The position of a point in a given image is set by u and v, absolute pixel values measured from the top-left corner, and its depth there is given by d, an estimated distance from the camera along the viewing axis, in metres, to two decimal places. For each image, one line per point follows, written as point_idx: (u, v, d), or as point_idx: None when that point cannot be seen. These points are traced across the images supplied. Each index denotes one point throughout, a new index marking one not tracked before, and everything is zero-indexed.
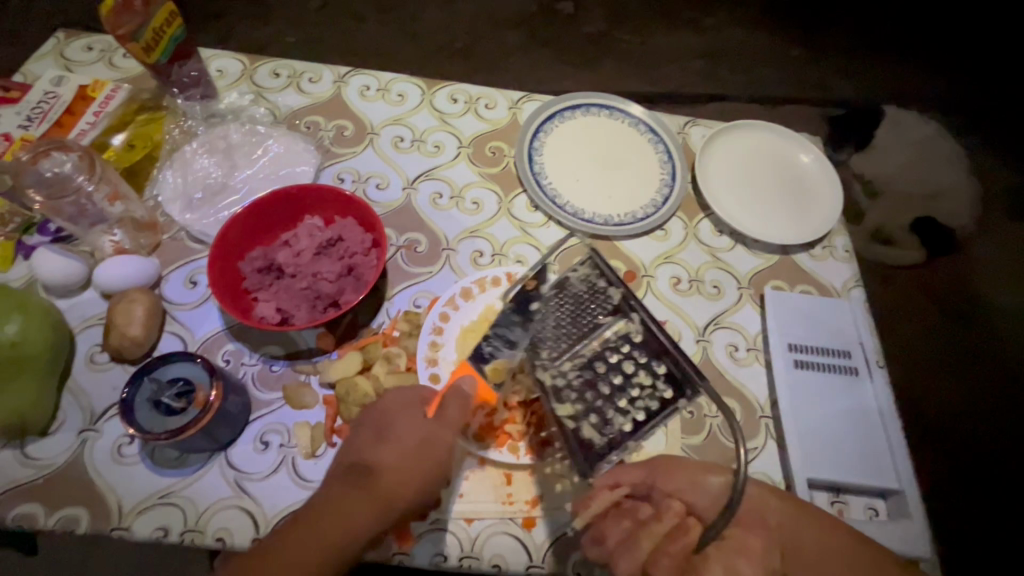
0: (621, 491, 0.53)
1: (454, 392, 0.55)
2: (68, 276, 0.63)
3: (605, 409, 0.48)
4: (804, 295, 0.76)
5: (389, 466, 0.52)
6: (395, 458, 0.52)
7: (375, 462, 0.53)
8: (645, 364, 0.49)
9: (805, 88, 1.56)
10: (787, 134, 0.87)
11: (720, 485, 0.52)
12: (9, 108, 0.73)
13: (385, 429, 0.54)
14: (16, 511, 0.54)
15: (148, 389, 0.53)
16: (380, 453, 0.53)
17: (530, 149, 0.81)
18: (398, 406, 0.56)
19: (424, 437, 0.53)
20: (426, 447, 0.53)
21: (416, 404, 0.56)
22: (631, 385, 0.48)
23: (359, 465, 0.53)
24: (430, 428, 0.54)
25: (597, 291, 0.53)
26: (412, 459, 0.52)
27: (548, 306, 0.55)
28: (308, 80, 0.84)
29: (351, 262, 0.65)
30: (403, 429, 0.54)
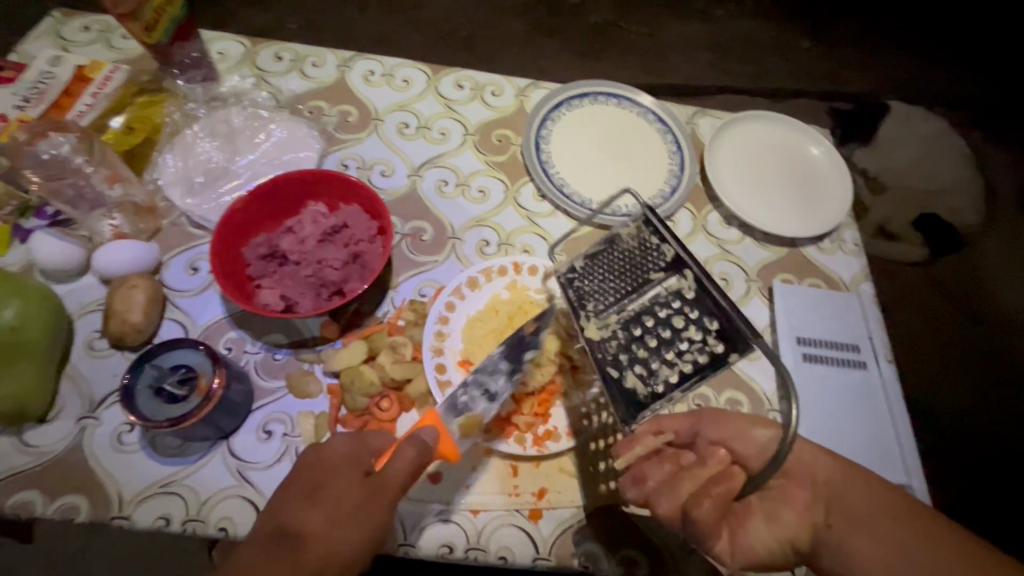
0: (664, 437, 0.54)
1: (410, 438, 0.48)
2: (67, 260, 0.62)
3: (652, 361, 0.50)
4: (813, 289, 0.75)
5: (323, 527, 0.46)
6: (324, 520, 0.46)
7: (300, 525, 0.46)
8: (695, 320, 0.50)
9: (811, 82, 1.55)
10: (797, 126, 0.86)
11: (768, 438, 0.53)
12: (5, 88, 0.71)
13: (317, 486, 0.48)
14: (14, 499, 0.53)
15: (149, 376, 0.52)
16: (305, 514, 0.47)
17: (537, 137, 0.80)
18: (337, 461, 0.50)
19: (359, 503, 0.47)
20: (353, 522, 0.46)
21: (359, 464, 0.50)
22: (680, 338, 0.49)
23: (286, 529, 0.46)
24: (367, 489, 0.47)
25: (649, 248, 0.56)
26: (336, 528, 0.46)
27: (601, 263, 0.58)
28: (311, 64, 0.83)
29: (356, 249, 0.64)
30: (336, 492, 0.47)
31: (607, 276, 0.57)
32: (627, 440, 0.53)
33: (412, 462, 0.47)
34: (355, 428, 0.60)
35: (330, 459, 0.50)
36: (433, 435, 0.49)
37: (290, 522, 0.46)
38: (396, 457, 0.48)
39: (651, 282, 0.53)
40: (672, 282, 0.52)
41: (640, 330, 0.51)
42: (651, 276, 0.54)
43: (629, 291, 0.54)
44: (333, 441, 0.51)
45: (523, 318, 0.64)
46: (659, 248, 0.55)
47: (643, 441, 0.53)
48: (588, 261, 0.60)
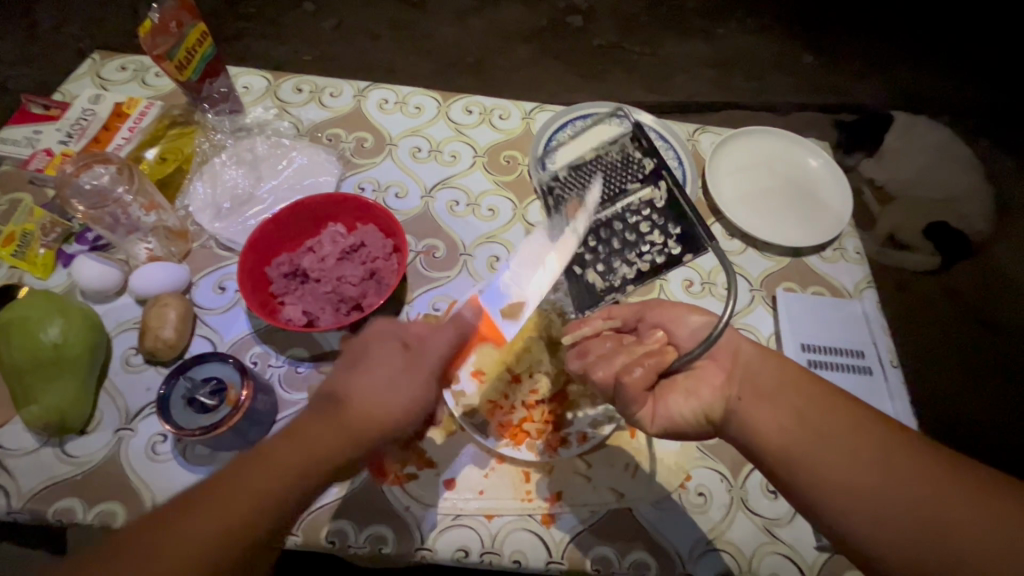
0: (611, 323, 0.60)
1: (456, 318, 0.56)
2: (105, 282, 0.66)
3: (611, 260, 0.60)
4: (816, 297, 0.77)
5: (372, 390, 0.48)
6: (366, 389, 0.49)
7: (350, 393, 0.48)
8: (661, 226, 0.58)
9: (813, 96, 1.58)
10: (796, 140, 0.89)
11: (700, 323, 0.57)
12: (51, 126, 0.77)
13: (360, 359, 0.51)
14: (55, 507, 0.56)
15: (182, 387, 0.55)
16: (354, 383, 0.49)
17: (543, 157, 0.84)
18: (375, 340, 0.52)
19: (398, 372, 0.50)
20: (401, 386, 0.49)
21: (397, 339, 0.52)
22: (649, 232, 0.58)
23: (338, 395, 0.48)
24: (406, 364, 0.51)
25: (632, 162, 0.62)
26: (388, 387, 0.49)
27: (581, 172, 0.65)
28: (329, 95, 0.88)
29: (373, 266, 0.67)
30: (381, 363, 0.50)
31: (589, 181, 0.63)
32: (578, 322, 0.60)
33: (447, 344, 0.53)
34: None
35: (367, 339, 0.52)
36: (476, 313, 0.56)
37: (339, 391, 0.49)
38: (432, 337, 0.53)
39: (628, 192, 0.60)
40: (647, 191, 0.59)
41: (606, 232, 0.59)
42: (629, 186, 0.61)
43: (607, 198, 0.60)
44: (376, 324, 0.54)
45: (534, 329, 0.67)
46: (641, 161, 0.61)
47: (592, 325, 0.59)
48: (570, 172, 0.66)
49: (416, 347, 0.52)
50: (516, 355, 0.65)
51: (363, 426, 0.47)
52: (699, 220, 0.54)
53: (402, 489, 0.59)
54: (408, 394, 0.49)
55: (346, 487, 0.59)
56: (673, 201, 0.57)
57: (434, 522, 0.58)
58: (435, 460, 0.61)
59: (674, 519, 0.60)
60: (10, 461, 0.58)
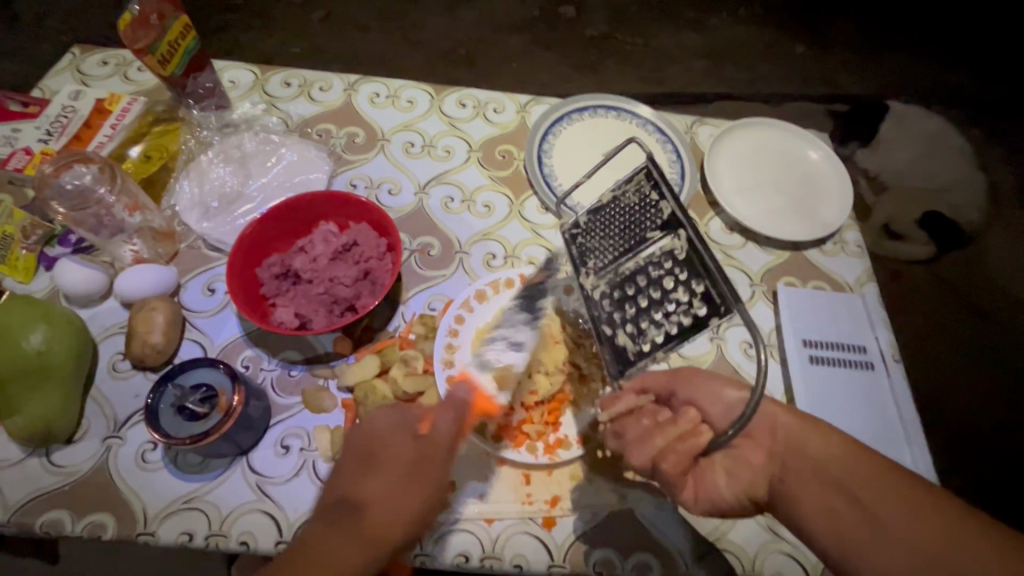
0: (646, 396, 0.57)
1: (455, 400, 0.59)
2: (89, 286, 0.64)
3: (640, 320, 0.51)
4: (818, 291, 0.76)
5: (382, 496, 0.51)
6: (388, 486, 0.51)
7: (363, 496, 0.51)
8: (685, 282, 0.47)
9: (809, 86, 1.56)
10: (796, 132, 0.88)
11: (737, 398, 0.55)
12: (29, 123, 0.74)
13: (373, 455, 0.53)
14: (42, 519, 0.55)
15: (171, 395, 0.54)
16: (366, 487, 0.51)
17: (540, 151, 0.82)
18: (384, 434, 0.54)
19: (408, 470, 0.52)
20: (412, 490, 0.51)
21: (406, 429, 0.54)
22: (672, 292, 0.48)
23: (351, 499, 0.51)
24: (418, 454, 0.53)
25: (650, 204, 0.52)
26: (399, 490, 0.51)
27: (600, 218, 0.59)
28: (318, 89, 0.86)
29: (367, 266, 0.65)
30: (393, 461, 0.53)
31: (609, 231, 0.57)
32: (611, 398, 0.56)
33: (452, 425, 0.56)
34: None
35: (375, 432, 0.54)
36: (466, 390, 0.60)
37: (359, 489, 0.52)
38: (437, 423, 0.55)
39: (647, 242, 0.52)
40: (666, 241, 0.49)
41: (631, 288, 0.52)
42: (648, 234, 0.52)
43: (626, 251, 0.54)
44: (377, 415, 0.55)
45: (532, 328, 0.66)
46: (658, 205, 0.51)
47: (624, 400, 0.56)
48: (591, 214, 0.60)
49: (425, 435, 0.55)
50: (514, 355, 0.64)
51: (381, 532, 0.49)
52: (721, 272, 0.43)
53: None
54: (417, 495, 0.51)
55: None
56: (694, 249, 0.45)
57: (433, 527, 0.57)
58: None
59: (677, 519, 0.59)
60: None
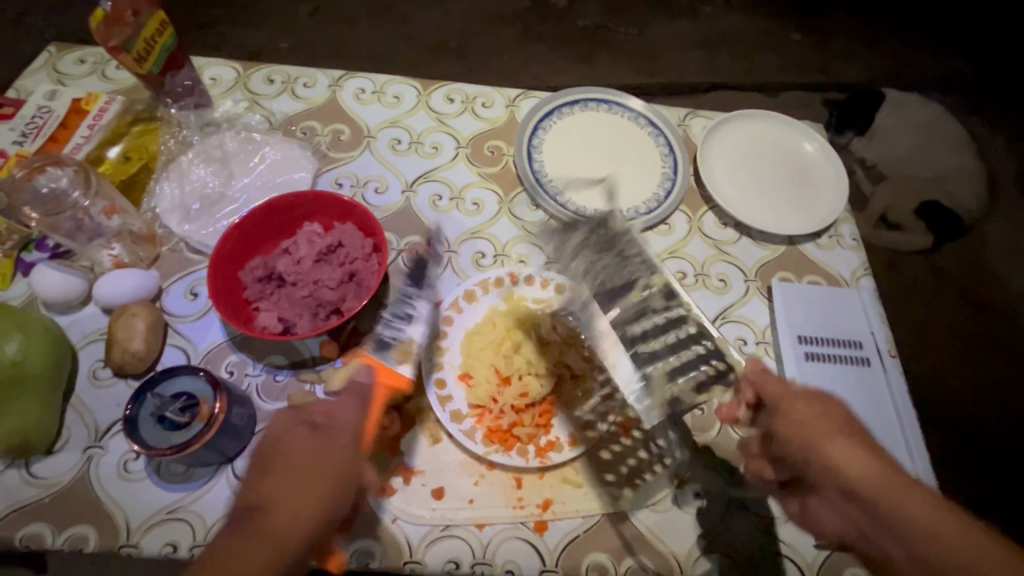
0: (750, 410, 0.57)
1: (353, 385, 0.54)
2: (67, 292, 0.62)
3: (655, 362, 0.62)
4: (813, 286, 0.75)
5: (283, 493, 0.45)
6: (280, 483, 0.46)
7: (268, 493, 0.45)
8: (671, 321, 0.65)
9: (804, 75, 1.54)
10: (791, 123, 0.86)
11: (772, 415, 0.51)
12: (4, 125, 0.72)
13: (269, 459, 0.48)
14: (23, 532, 0.53)
15: (151, 405, 0.52)
16: (268, 483, 0.46)
17: (529, 147, 0.81)
18: (277, 433, 0.49)
19: (322, 448, 0.48)
20: (327, 463, 0.47)
21: (305, 419, 0.50)
22: (676, 331, 0.65)
23: (246, 506, 0.45)
24: (318, 439, 0.48)
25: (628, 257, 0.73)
26: (306, 482, 0.46)
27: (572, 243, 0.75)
28: (302, 85, 0.84)
29: (352, 268, 0.64)
30: (292, 452, 0.47)
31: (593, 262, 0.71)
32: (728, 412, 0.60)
33: (359, 403, 0.52)
34: None
35: (274, 437, 0.49)
36: (365, 371, 0.57)
37: (262, 494, 0.45)
38: (341, 403, 0.51)
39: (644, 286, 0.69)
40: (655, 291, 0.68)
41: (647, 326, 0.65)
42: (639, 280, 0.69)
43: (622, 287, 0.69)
44: (273, 420, 0.50)
45: (521, 330, 0.64)
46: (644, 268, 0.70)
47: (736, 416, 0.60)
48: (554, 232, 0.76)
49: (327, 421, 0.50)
50: (504, 357, 0.63)
51: (293, 524, 0.43)
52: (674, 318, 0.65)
53: (388, 500, 0.57)
54: (329, 474, 0.47)
55: None
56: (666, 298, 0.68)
57: (423, 534, 0.56)
58: (423, 468, 0.59)
59: (672, 521, 0.59)
60: None
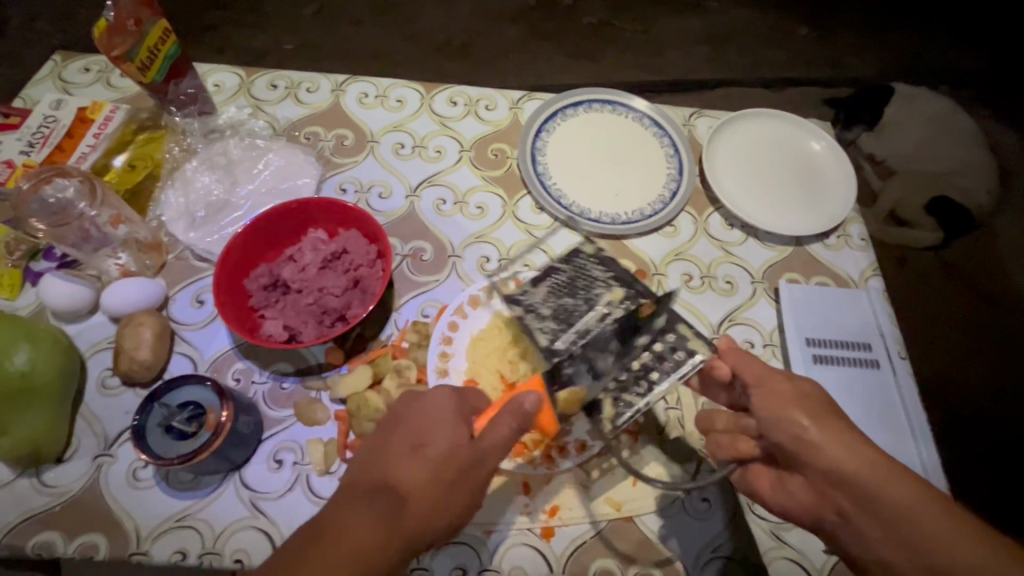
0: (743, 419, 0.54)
1: (516, 408, 0.47)
2: (74, 301, 0.63)
3: (597, 362, 0.54)
4: (820, 288, 0.74)
5: (419, 487, 0.45)
6: (426, 480, 0.45)
7: (404, 491, 0.45)
8: (653, 333, 0.55)
9: (811, 71, 1.52)
10: (798, 122, 0.85)
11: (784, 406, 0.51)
12: (11, 135, 0.73)
13: (421, 439, 0.47)
14: (35, 540, 0.54)
15: (158, 415, 0.52)
16: (412, 479, 0.46)
17: (533, 149, 0.81)
18: (447, 414, 0.48)
19: (456, 458, 0.46)
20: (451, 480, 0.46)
21: (464, 423, 0.48)
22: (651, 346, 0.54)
23: (380, 485, 0.46)
24: (472, 455, 0.46)
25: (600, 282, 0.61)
26: (444, 489, 0.45)
27: (545, 289, 0.64)
28: (305, 90, 0.84)
29: (356, 274, 0.64)
30: (451, 453, 0.46)
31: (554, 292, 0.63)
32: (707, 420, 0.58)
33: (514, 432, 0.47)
34: None
35: (434, 416, 0.48)
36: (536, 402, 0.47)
37: (392, 475, 0.46)
38: (497, 423, 0.47)
39: (603, 299, 0.59)
40: (625, 304, 0.57)
41: (609, 341, 0.55)
42: (602, 297, 0.59)
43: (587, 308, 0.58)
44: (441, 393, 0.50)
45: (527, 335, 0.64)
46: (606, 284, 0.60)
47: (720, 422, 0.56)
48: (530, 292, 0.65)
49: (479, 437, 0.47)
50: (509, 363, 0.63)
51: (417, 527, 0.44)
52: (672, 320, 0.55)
53: None
54: (445, 493, 0.45)
55: None
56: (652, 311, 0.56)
57: None
58: None
59: (678, 526, 0.58)
60: None
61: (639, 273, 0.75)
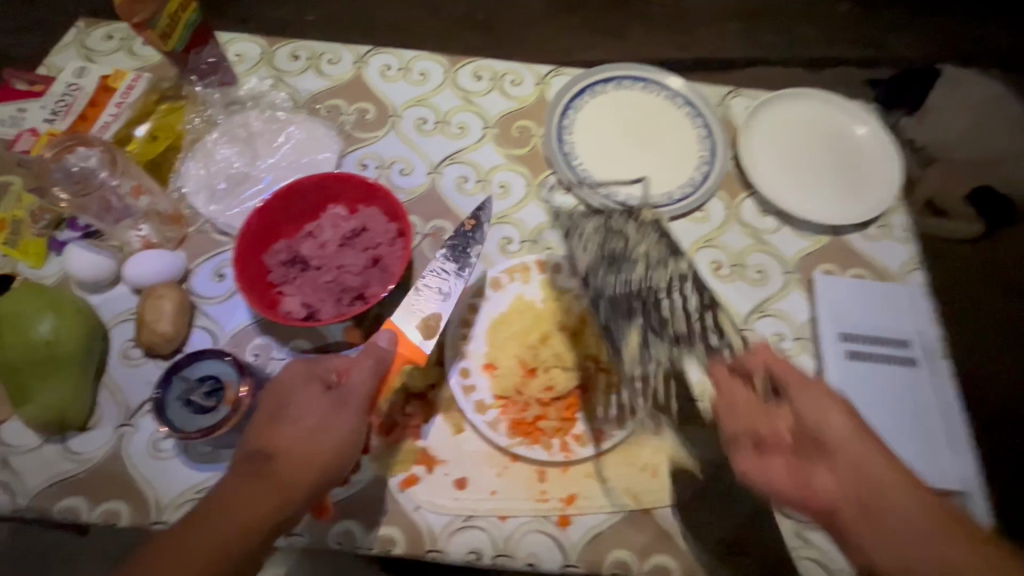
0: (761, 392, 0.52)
1: (370, 347, 0.53)
2: (97, 272, 0.63)
3: (642, 314, 0.63)
4: (857, 280, 0.71)
5: (292, 440, 0.48)
6: (295, 435, 0.49)
7: (283, 445, 0.48)
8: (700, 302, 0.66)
9: (853, 51, 1.44)
10: (842, 104, 0.80)
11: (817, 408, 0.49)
12: (35, 103, 0.72)
13: (283, 404, 0.50)
14: (60, 504, 0.55)
15: (178, 389, 0.53)
16: (285, 434, 0.49)
17: (559, 128, 0.78)
18: (294, 380, 0.51)
19: (327, 411, 0.50)
20: (330, 422, 0.49)
21: (318, 379, 0.51)
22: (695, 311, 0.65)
23: (261, 450, 0.48)
24: (332, 404, 0.50)
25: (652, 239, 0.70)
26: (319, 432, 0.49)
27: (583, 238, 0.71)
28: (327, 62, 0.82)
29: (376, 253, 0.63)
30: (306, 407, 0.50)
31: (595, 242, 0.70)
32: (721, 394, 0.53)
33: (373, 372, 0.52)
34: (381, 433, 0.59)
35: (286, 384, 0.51)
36: (391, 339, 0.54)
37: (270, 442, 0.48)
38: (354, 373, 0.51)
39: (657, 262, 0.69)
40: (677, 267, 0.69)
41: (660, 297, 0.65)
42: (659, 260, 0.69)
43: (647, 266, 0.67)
44: (287, 368, 0.52)
45: (549, 320, 0.63)
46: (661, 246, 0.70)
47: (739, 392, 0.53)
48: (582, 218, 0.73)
49: (341, 385, 0.51)
50: (530, 349, 0.62)
51: (307, 468, 0.48)
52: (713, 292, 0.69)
53: (412, 489, 0.57)
54: (332, 437, 0.49)
55: (355, 484, 0.57)
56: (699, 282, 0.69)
57: (444, 523, 0.56)
58: (446, 459, 0.59)
59: (698, 522, 0.57)
60: (14, 459, 0.57)
61: None
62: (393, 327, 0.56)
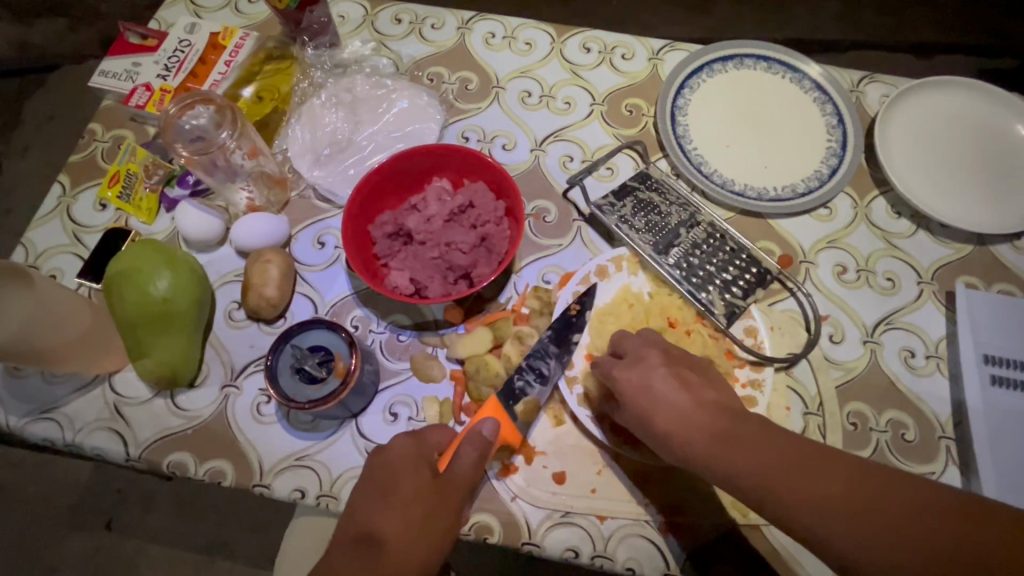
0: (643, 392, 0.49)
1: (473, 438, 0.48)
2: (207, 231, 0.63)
3: (703, 271, 0.60)
4: (1007, 297, 0.63)
5: (402, 527, 0.47)
6: (402, 520, 0.47)
7: (390, 529, 0.47)
8: (733, 264, 0.61)
9: (981, 35, 1.28)
10: (998, 97, 0.71)
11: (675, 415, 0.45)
12: (148, 57, 0.72)
13: (389, 486, 0.49)
14: (169, 459, 0.56)
15: (290, 357, 0.52)
16: (391, 519, 0.47)
17: (674, 109, 0.72)
18: (399, 461, 0.50)
19: (431, 503, 0.48)
20: (438, 513, 0.48)
21: (424, 461, 0.50)
22: (732, 269, 0.61)
23: (368, 535, 0.47)
24: (435, 491, 0.48)
25: (672, 200, 0.64)
26: (425, 522, 0.47)
27: (626, 203, 0.64)
28: (430, 26, 0.78)
29: (483, 231, 0.60)
30: (412, 494, 0.48)
31: (642, 211, 0.64)
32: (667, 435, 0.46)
33: (476, 462, 0.48)
34: None
35: (393, 463, 0.50)
36: (493, 429, 0.49)
37: (375, 526, 0.47)
38: (458, 459, 0.48)
39: (691, 221, 0.63)
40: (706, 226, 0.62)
41: (708, 262, 0.61)
42: (688, 224, 0.62)
43: (684, 232, 0.62)
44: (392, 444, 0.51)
45: (659, 316, 0.60)
46: (690, 212, 0.63)
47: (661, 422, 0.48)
48: (613, 197, 0.65)
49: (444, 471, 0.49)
50: None
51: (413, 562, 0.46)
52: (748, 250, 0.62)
53: (508, 478, 0.55)
54: (439, 531, 0.47)
55: None
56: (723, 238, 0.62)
57: (542, 517, 0.54)
58: (545, 450, 0.57)
59: None
60: (127, 409, 0.59)
61: (785, 258, 0.66)
62: (494, 412, 0.52)
